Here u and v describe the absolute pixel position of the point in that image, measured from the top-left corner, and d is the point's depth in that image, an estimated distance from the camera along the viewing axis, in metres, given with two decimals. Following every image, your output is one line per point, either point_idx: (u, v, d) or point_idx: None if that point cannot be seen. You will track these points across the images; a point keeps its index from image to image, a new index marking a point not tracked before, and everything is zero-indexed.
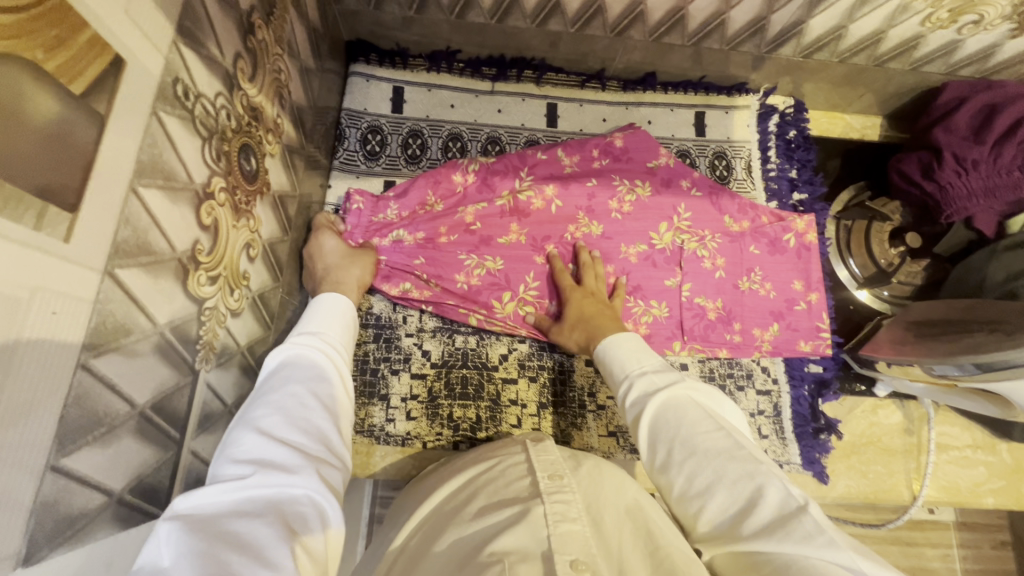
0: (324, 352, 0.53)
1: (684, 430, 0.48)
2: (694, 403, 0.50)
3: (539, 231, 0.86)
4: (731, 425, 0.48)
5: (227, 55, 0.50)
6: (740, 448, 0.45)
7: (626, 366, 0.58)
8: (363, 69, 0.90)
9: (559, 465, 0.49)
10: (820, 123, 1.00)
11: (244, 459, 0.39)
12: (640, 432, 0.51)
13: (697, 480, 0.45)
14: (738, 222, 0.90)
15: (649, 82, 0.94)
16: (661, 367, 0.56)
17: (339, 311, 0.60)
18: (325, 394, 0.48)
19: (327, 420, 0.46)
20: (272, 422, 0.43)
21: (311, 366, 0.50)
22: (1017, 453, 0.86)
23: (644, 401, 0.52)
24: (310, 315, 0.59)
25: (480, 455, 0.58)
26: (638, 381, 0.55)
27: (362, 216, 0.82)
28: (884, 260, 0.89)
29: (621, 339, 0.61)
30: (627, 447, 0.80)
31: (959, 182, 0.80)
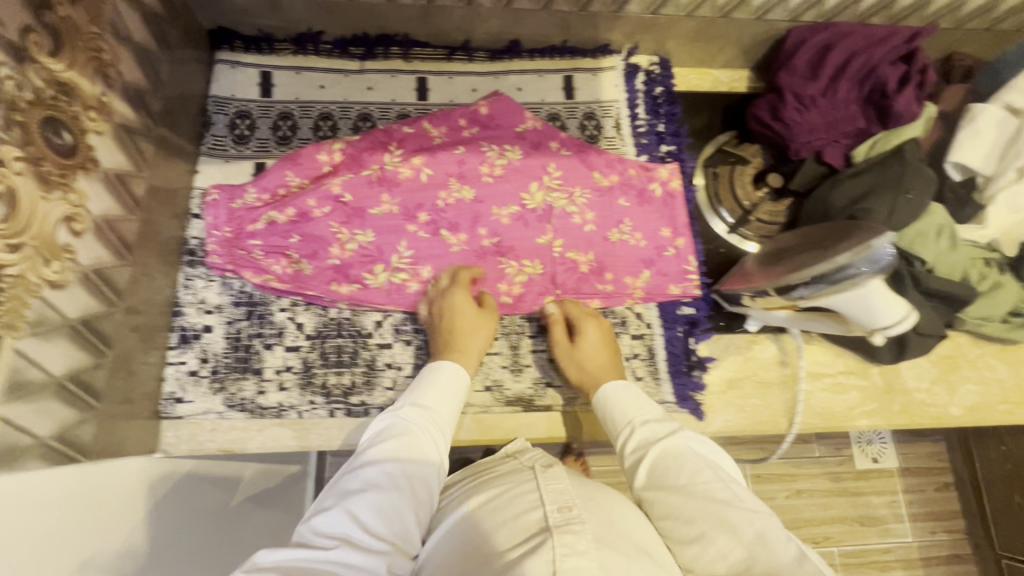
0: (419, 432, 0.67)
1: (678, 478, 0.62)
2: (696, 454, 0.64)
3: (409, 201, 0.88)
4: (731, 479, 0.61)
5: (10, 26, 0.51)
6: (742, 503, 0.57)
7: (628, 415, 0.71)
8: (228, 56, 0.92)
9: (567, 495, 0.59)
10: (689, 79, 1.04)
11: (331, 531, 0.55)
12: (642, 475, 0.65)
13: (699, 522, 0.57)
14: (607, 177, 0.93)
15: (515, 50, 0.97)
16: (666, 421, 0.69)
17: (447, 381, 0.73)
18: (405, 475, 0.62)
19: (399, 500, 0.59)
20: (357, 500, 0.58)
21: (406, 447, 0.65)
22: (888, 374, 0.90)
23: (645, 447, 0.67)
24: (421, 384, 0.73)
25: (502, 471, 0.68)
26: (638, 430, 0.69)
27: (222, 207, 0.81)
28: (748, 202, 0.93)
29: (617, 389, 0.75)
30: (504, 400, 0.81)
31: (800, 117, 0.84)
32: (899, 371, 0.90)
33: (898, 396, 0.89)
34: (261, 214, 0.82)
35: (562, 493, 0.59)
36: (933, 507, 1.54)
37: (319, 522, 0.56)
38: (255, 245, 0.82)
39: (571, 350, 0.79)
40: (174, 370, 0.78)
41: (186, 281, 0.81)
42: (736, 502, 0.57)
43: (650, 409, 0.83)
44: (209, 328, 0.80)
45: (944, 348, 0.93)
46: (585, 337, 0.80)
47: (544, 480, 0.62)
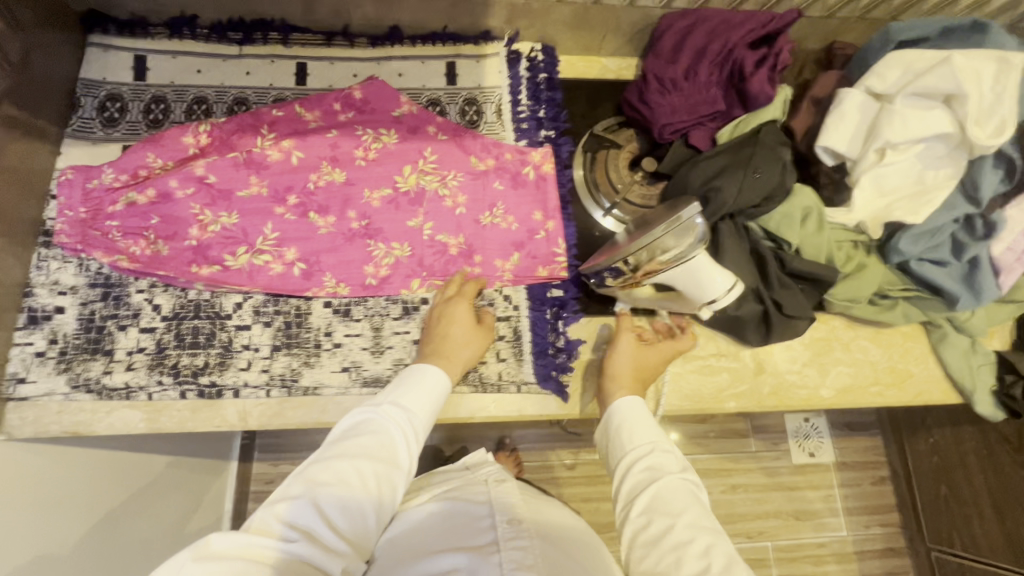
0: (396, 432, 0.65)
1: (686, 516, 0.62)
2: (690, 497, 0.64)
3: (277, 183, 0.88)
4: (717, 527, 0.62)
5: None
6: (728, 551, 0.59)
7: (649, 435, 0.71)
8: (101, 40, 0.92)
9: (515, 506, 0.63)
10: (577, 67, 1.04)
11: (291, 521, 0.54)
12: (641, 504, 0.65)
13: (683, 558, 0.58)
14: (483, 161, 0.93)
15: (395, 37, 0.98)
16: (678, 454, 0.70)
17: (426, 385, 0.71)
18: (375, 475, 0.60)
19: (364, 500, 0.58)
20: (326, 493, 0.57)
21: (380, 447, 0.63)
22: (760, 356, 0.90)
23: (653, 474, 0.67)
24: (407, 382, 0.71)
25: (456, 483, 0.72)
26: (650, 456, 0.69)
27: (76, 186, 0.80)
28: (621, 185, 0.93)
29: (636, 407, 0.74)
30: (361, 381, 0.81)
31: (661, 100, 0.85)
32: (771, 353, 0.90)
33: (768, 377, 0.89)
34: (119, 195, 0.82)
35: (509, 504, 0.64)
36: (869, 502, 1.49)
37: (284, 508, 0.54)
38: (111, 226, 0.81)
39: (647, 350, 0.82)
40: (19, 351, 0.77)
41: (39, 262, 0.80)
42: (724, 552, 0.59)
43: (512, 390, 0.83)
44: (61, 310, 0.79)
45: (819, 331, 0.93)
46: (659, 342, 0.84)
47: (493, 492, 0.67)
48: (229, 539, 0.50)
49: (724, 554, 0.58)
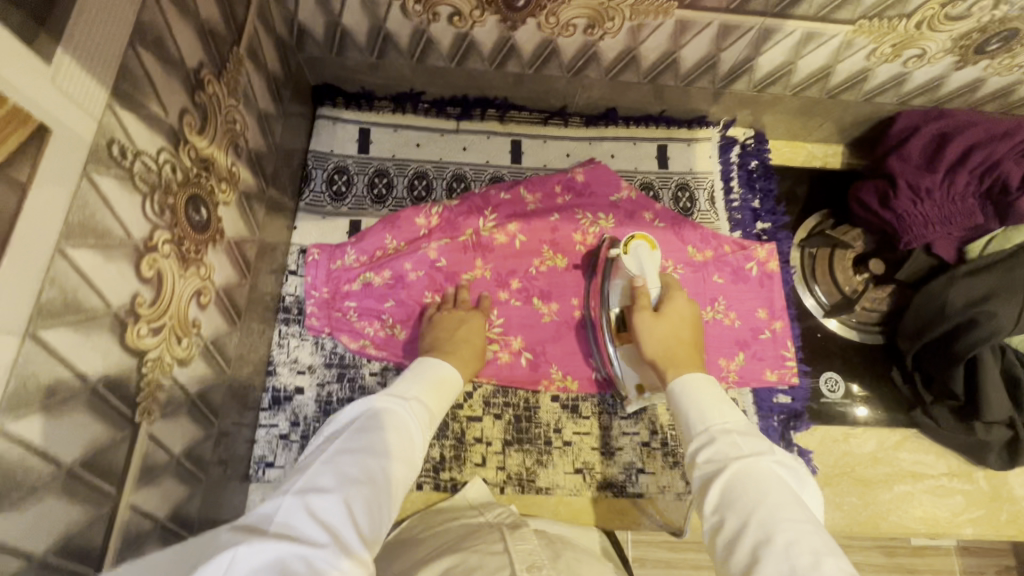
0: (409, 427, 0.57)
1: (764, 507, 0.47)
2: (782, 483, 0.49)
3: (501, 267, 0.87)
4: (814, 517, 0.47)
5: (172, 112, 0.51)
6: (827, 546, 0.44)
7: (707, 418, 0.57)
8: (329, 112, 0.92)
9: (536, 558, 0.53)
10: (783, 152, 1.02)
11: (322, 520, 0.43)
12: (714, 496, 0.50)
13: (768, 560, 0.43)
14: (701, 251, 0.91)
15: (610, 118, 0.96)
16: (748, 432, 0.55)
17: (441, 382, 0.66)
18: (397, 474, 0.52)
19: (386, 500, 0.49)
20: (350, 491, 0.46)
21: (396, 443, 0.54)
22: (995, 480, 0.85)
23: (720, 462, 0.52)
24: (414, 379, 0.65)
25: (464, 530, 0.63)
26: (718, 438, 0.55)
27: (322, 267, 0.83)
28: (849, 287, 0.91)
29: (697, 387, 0.62)
30: (595, 483, 0.79)
31: (914, 209, 0.82)
32: (1007, 478, 0.85)
33: (1005, 504, 0.84)
34: (358, 275, 0.82)
35: (531, 555, 0.54)
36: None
37: (310, 506, 0.44)
38: (350, 306, 0.82)
39: (665, 323, 0.73)
40: (265, 433, 0.77)
41: (280, 339, 0.81)
42: (828, 557, 0.43)
43: None
44: (301, 390, 0.80)
45: None
46: (670, 307, 0.75)
47: (511, 542, 0.56)
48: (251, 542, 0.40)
49: (822, 552, 0.43)
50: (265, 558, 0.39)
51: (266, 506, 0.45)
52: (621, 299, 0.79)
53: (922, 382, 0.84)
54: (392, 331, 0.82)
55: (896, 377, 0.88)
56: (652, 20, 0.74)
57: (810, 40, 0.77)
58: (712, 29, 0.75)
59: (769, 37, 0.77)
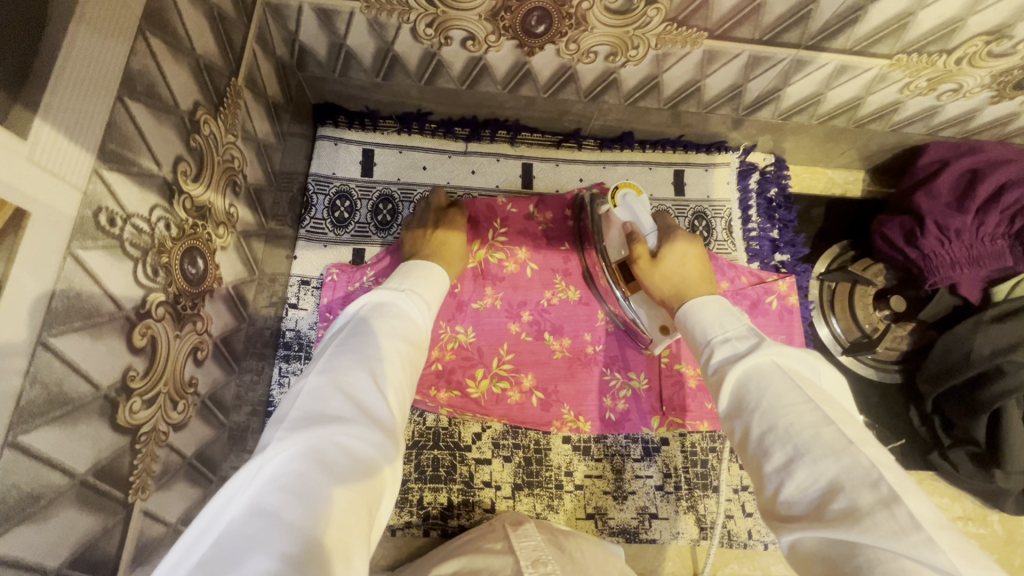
0: (414, 314, 0.57)
1: (769, 400, 0.46)
2: (784, 372, 0.48)
3: (512, 299, 0.83)
4: (821, 395, 0.46)
5: (166, 163, 0.47)
6: (831, 422, 0.43)
7: (709, 329, 0.56)
8: (331, 132, 0.87)
9: (540, 553, 0.59)
10: (802, 179, 0.98)
11: (344, 400, 0.44)
12: (724, 402, 0.50)
13: (777, 449, 0.44)
14: (717, 283, 0.87)
15: (626, 141, 0.92)
16: (749, 335, 0.53)
17: (438, 278, 0.63)
18: (406, 356, 0.52)
19: (400, 380, 0.50)
20: (363, 379, 0.46)
21: (401, 331, 0.54)
22: (1009, 524, 0.84)
23: (725, 367, 0.51)
24: (412, 272, 0.62)
25: (477, 533, 0.69)
26: (720, 347, 0.53)
27: (340, 287, 0.81)
28: (869, 325, 0.88)
29: (703, 304, 0.59)
30: (606, 529, 0.77)
31: (942, 250, 0.79)
32: (1022, 522, 0.84)
33: (1018, 548, 0.83)
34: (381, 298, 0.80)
35: (535, 551, 0.60)
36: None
37: (331, 389, 0.45)
38: None
39: (663, 266, 0.70)
40: None
41: (280, 377, 0.78)
42: (830, 433, 0.42)
43: (758, 547, 0.81)
44: None
45: None
46: (671, 248, 0.71)
47: (514, 540, 0.63)
48: (280, 439, 0.41)
49: (822, 427, 0.43)
50: (297, 449, 0.40)
51: (285, 405, 0.44)
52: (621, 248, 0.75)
53: (940, 425, 0.83)
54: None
55: (914, 418, 0.86)
56: (678, 50, 0.69)
57: (844, 73, 0.73)
58: (741, 59, 0.71)
59: (800, 69, 0.73)
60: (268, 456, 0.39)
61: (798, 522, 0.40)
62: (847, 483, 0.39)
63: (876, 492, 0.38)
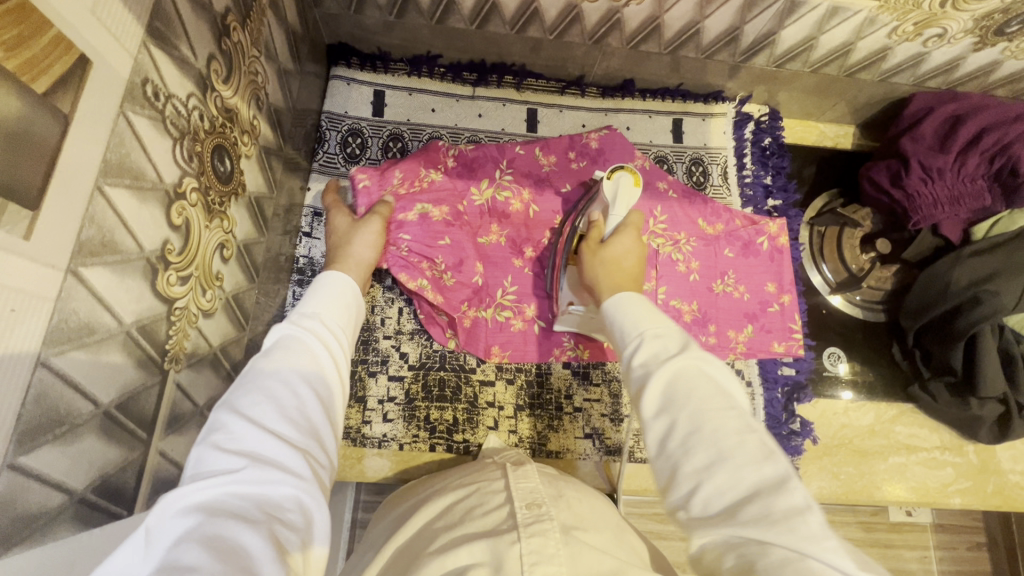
0: (324, 338, 0.50)
1: (691, 403, 0.44)
2: (705, 378, 0.46)
3: (517, 233, 0.86)
4: (738, 405, 0.45)
5: (200, 56, 0.50)
6: (748, 431, 0.42)
7: (638, 325, 0.53)
8: (344, 72, 0.91)
9: (537, 494, 0.51)
10: (795, 132, 1.02)
11: (239, 452, 0.38)
12: (646, 397, 0.47)
13: (697, 454, 0.42)
14: (712, 225, 0.91)
15: (627, 89, 0.96)
16: (678, 335, 0.51)
17: (343, 291, 0.57)
18: (321, 387, 0.46)
19: (313, 414, 0.43)
20: (265, 412, 0.41)
21: (308, 358, 0.47)
22: (983, 454, 0.88)
23: (651, 365, 0.48)
24: (308, 294, 0.55)
25: (467, 476, 0.61)
26: (646, 343, 0.51)
27: (373, 192, 0.80)
28: (856, 266, 0.93)
29: (631, 302, 0.57)
30: (604, 449, 0.81)
31: (925, 189, 0.83)
32: (995, 452, 0.88)
33: (992, 476, 0.87)
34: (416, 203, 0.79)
35: (532, 493, 0.51)
36: (964, 568, 1.29)
37: (225, 441, 0.38)
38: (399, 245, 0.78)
39: (607, 253, 0.70)
40: None
41: (294, 300, 0.82)
42: (747, 441, 0.41)
43: None
44: None
45: None
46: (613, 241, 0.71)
47: (513, 480, 0.55)
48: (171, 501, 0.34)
49: (742, 434, 0.42)
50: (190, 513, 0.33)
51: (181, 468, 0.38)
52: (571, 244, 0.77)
53: (920, 358, 0.87)
54: (441, 276, 0.80)
55: (896, 353, 0.90)
56: None
57: (835, 15, 0.77)
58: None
59: (794, 11, 0.77)
60: (156, 516, 0.33)
61: (714, 524, 0.38)
62: (762, 490, 0.38)
63: (790, 501, 0.37)
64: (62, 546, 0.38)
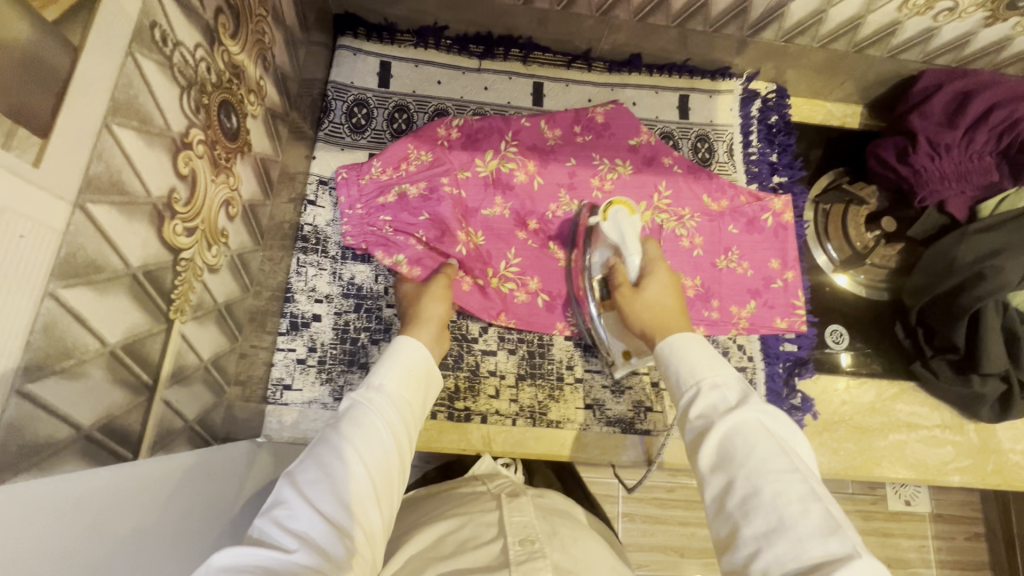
0: (385, 412, 0.55)
1: (754, 461, 0.49)
2: (769, 435, 0.51)
3: (521, 206, 0.87)
4: (805, 468, 0.49)
5: (208, 8, 0.50)
6: (814, 498, 0.46)
7: (695, 373, 0.58)
8: (350, 43, 0.90)
9: (530, 530, 0.56)
10: (802, 110, 1.01)
11: (290, 529, 0.43)
12: (707, 450, 0.52)
13: (757, 516, 0.46)
14: (717, 201, 0.91)
15: (634, 64, 0.96)
16: (738, 384, 0.57)
17: (414, 362, 0.61)
18: (376, 463, 0.50)
19: (362, 493, 0.48)
20: (317, 491, 0.46)
21: (368, 434, 0.52)
22: (983, 433, 0.88)
23: (710, 416, 0.54)
24: (384, 361, 0.61)
25: (464, 498, 0.65)
26: (706, 392, 0.56)
27: (352, 184, 0.83)
28: (860, 243, 0.93)
29: (688, 343, 0.63)
30: (605, 420, 0.82)
31: (932, 165, 0.83)
32: (996, 432, 0.88)
33: (991, 455, 0.87)
34: (393, 188, 0.82)
35: (526, 527, 0.56)
36: (962, 558, 1.30)
37: (281, 518, 0.44)
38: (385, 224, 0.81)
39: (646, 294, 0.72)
40: (283, 357, 0.78)
41: (298, 267, 0.81)
42: (812, 508, 0.45)
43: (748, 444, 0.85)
44: (318, 318, 0.80)
45: None
46: (650, 281, 0.73)
47: (507, 513, 0.59)
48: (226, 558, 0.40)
49: (808, 502, 0.45)
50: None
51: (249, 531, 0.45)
52: (601, 272, 0.78)
53: (923, 336, 0.87)
54: (429, 248, 0.81)
55: (899, 331, 0.90)
56: None
57: None
58: None
59: None
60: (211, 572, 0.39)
61: None
62: (826, 560, 0.42)
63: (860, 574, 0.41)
64: (60, 484, 0.37)
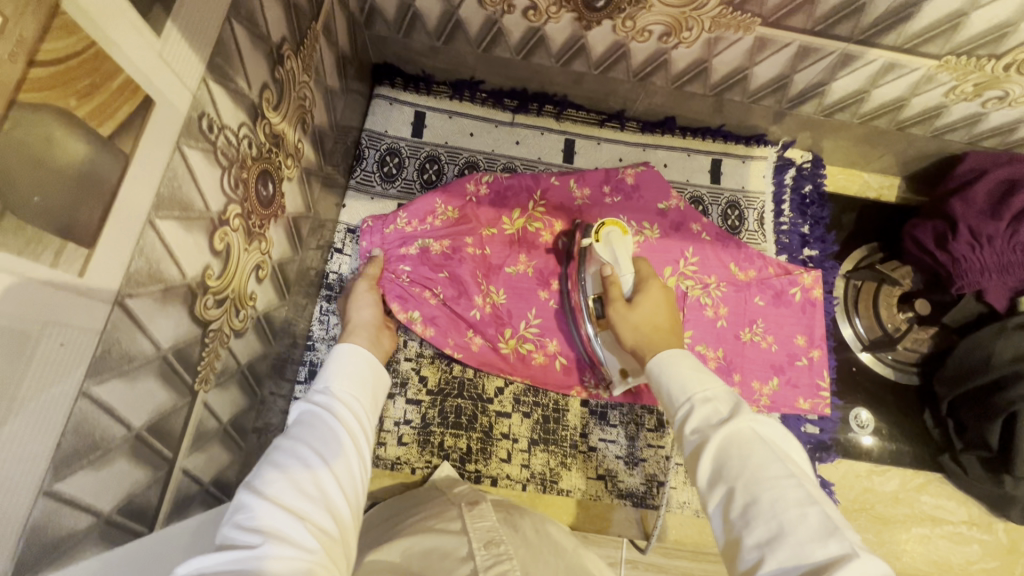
0: (334, 408, 0.52)
1: (748, 469, 0.43)
2: (764, 441, 0.45)
3: (545, 265, 0.85)
4: (801, 471, 0.43)
5: (253, 87, 0.51)
6: (812, 501, 0.40)
7: (687, 388, 0.53)
8: (387, 92, 0.92)
9: (495, 534, 0.54)
10: (837, 180, 0.99)
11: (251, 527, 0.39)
12: (704, 469, 0.46)
13: (759, 525, 0.40)
14: (744, 271, 0.89)
15: (667, 126, 0.95)
16: (729, 396, 0.51)
17: (360, 361, 0.59)
18: (336, 455, 0.47)
19: (326, 486, 0.44)
20: (277, 486, 0.42)
21: (321, 430, 0.48)
22: (1014, 534, 0.84)
23: (705, 431, 0.48)
24: (326, 368, 0.57)
25: (433, 508, 0.62)
26: (697, 405, 0.51)
27: (376, 233, 0.83)
28: (891, 325, 0.90)
29: (678, 359, 0.57)
30: (616, 491, 0.81)
31: (972, 255, 0.80)
32: None
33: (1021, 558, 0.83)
34: (415, 241, 0.82)
35: (490, 532, 0.54)
36: None
37: (241, 519, 0.40)
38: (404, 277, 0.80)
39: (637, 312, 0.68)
40: None
41: (322, 314, 0.83)
42: (810, 510, 0.39)
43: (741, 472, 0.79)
44: None
45: None
46: (643, 300, 0.70)
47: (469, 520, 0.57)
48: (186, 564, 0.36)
49: (805, 506, 0.40)
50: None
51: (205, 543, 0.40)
52: (595, 289, 0.76)
53: (953, 429, 0.84)
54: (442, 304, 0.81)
55: (927, 420, 0.88)
56: (731, 34, 0.72)
57: (891, 70, 0.75)
58: (790, 49, 0.73)
59: (848, 64, 0.75)
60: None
61: None
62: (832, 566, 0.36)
63: None
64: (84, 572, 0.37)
